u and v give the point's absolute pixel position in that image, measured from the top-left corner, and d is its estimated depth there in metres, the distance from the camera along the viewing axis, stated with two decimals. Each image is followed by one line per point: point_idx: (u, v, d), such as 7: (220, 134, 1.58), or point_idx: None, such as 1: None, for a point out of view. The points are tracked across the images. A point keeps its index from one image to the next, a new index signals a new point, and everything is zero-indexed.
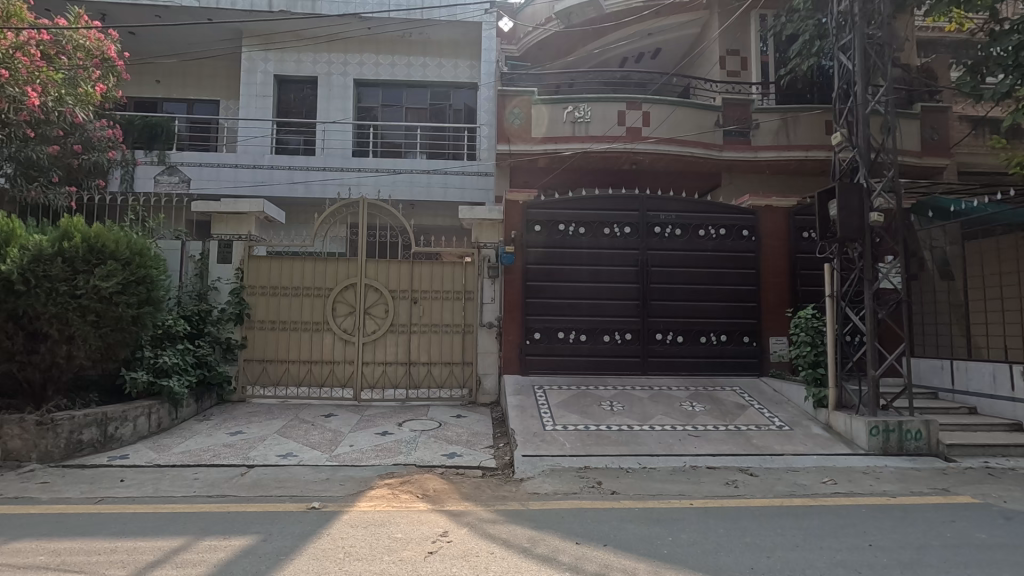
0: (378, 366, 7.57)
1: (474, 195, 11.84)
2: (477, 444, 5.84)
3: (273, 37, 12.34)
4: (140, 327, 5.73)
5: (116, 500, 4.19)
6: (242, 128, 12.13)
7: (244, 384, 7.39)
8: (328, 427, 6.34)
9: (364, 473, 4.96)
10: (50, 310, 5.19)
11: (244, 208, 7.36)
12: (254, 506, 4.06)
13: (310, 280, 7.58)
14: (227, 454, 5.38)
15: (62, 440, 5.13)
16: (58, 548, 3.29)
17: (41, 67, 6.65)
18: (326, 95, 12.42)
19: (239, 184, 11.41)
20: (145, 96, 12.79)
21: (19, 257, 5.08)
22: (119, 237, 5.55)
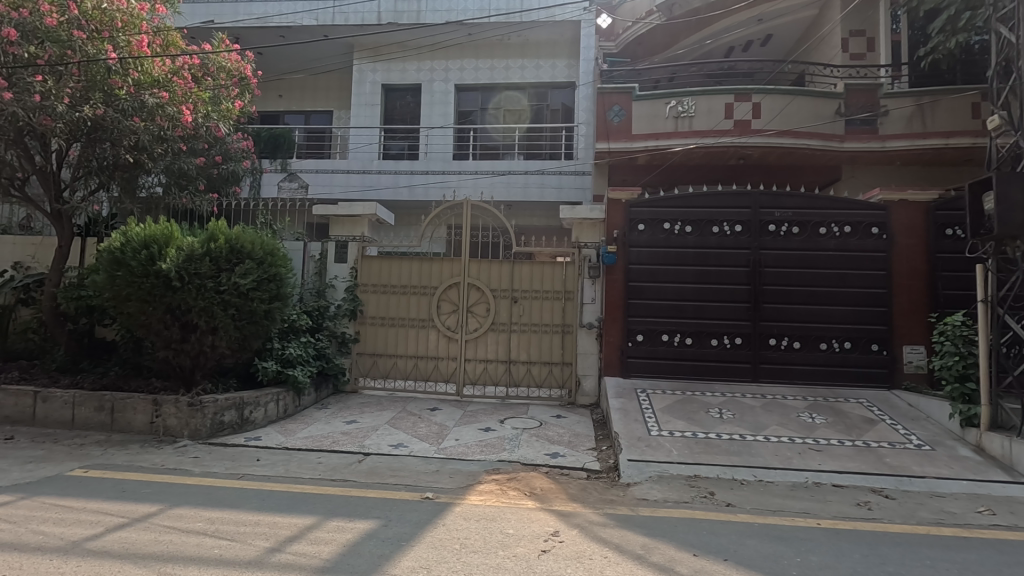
0: (480, 363, 7.76)
1: (571, 195, 11.79)
2: (580, 446, 5.80)
3: (381, 49, 13.07)
4: (271, 321, 6.31)
5: (254, 478, 4.61)
6: (354, 136, 12.89)
7: (356, 376, 7.88)
8: (434, 420, 6.59)
9: (470, 467, 5.08)
10: (199, 304, 5.79)
11: (358, 210, 7.80)
12: (373, 493, 4.29)
13: (416, 278, 7.93)
14: (344, 441, 5.75)
15: (208, 420, 5.74)
16: (211, 517, 3.68)
17: (191, 88, 7.59)
18: (428, 102, 12.96)
19: (350, 189, 12.23)
20: (270, 109, 14.03)
21: (176, 257, 5.73)
22: (254, 239, 6.18)
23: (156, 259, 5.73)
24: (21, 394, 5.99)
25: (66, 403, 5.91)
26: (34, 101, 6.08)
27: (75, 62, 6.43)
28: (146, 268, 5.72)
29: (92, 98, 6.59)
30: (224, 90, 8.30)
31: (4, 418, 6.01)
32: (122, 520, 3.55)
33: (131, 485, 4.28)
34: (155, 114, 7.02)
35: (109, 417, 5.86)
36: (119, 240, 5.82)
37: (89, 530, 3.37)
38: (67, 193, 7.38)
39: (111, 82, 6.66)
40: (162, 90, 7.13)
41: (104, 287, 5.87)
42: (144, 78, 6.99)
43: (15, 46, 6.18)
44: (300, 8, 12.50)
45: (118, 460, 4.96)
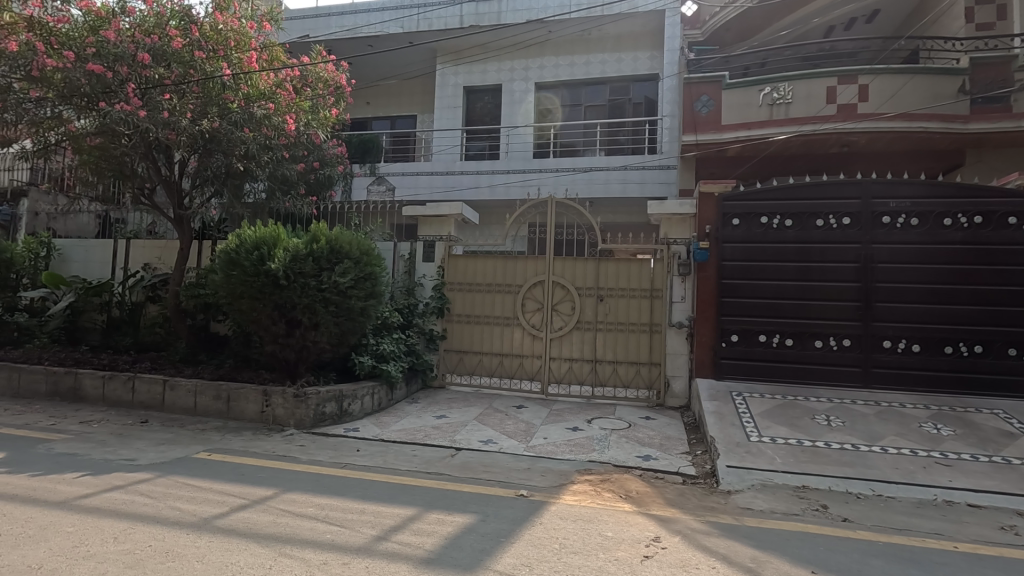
0: (565, 362, 7.71)
1: (655, 190, 11.47)
2: (672, 449, 5.60)
3: (463, 52, 13.32)
4: (366, 318, 6.62)
5: (356, 467, 4.83)
6: (437, 138, 13.24)
7: (444, 372, 8.09)
8: (521, 418, 6.62)
9: (561, 466, 5.04)
10: (304, 301, 6.15)
11: (445, 211, 7.97)
12: (468, 487, 4.36)
13: (501, 276, 7.99)
14: (436, 435, 5.90)
15: (311, 410, 6.08)
16: (320, 503, 3.88)
17: (293, 100, 8.13)
18: (508, 101, 13.08)
19: (434, 190, 12.56)
20: (359, 116, 14.74)
21: (283, 257, 6.11)
22: (351, 240, 6.53)
23: (265, 260, 6.14)
24: (152, 382, 6.63)
25: (189, 391, 6.49)
26: (163, 117, 6.73)
27: (195, 80, 7.05)
28: (257, 268, 6.13)
29: (210, 113, 7.18)
30: (322, 100, 8.82)
31: (138, 403, 6.68)
32: (243, 502, 3.83)
33: (248, 469, 4.61)
34: (263, 124, 7.52)
35: (225, 405, 6.36)
36: (234, 242, 6.28)
37: (216, 509, 3.66)
38: (187, 199, 8.09)
39: (225, 97, 7.23)
40: (267, 101, 7.64)
41: (221, 286, 6.36)
42: (252, 91, 7.53)
43: (147, 68, 6.84)
44: (386, 17, 12.98)
45: (235, 445, 5.36)
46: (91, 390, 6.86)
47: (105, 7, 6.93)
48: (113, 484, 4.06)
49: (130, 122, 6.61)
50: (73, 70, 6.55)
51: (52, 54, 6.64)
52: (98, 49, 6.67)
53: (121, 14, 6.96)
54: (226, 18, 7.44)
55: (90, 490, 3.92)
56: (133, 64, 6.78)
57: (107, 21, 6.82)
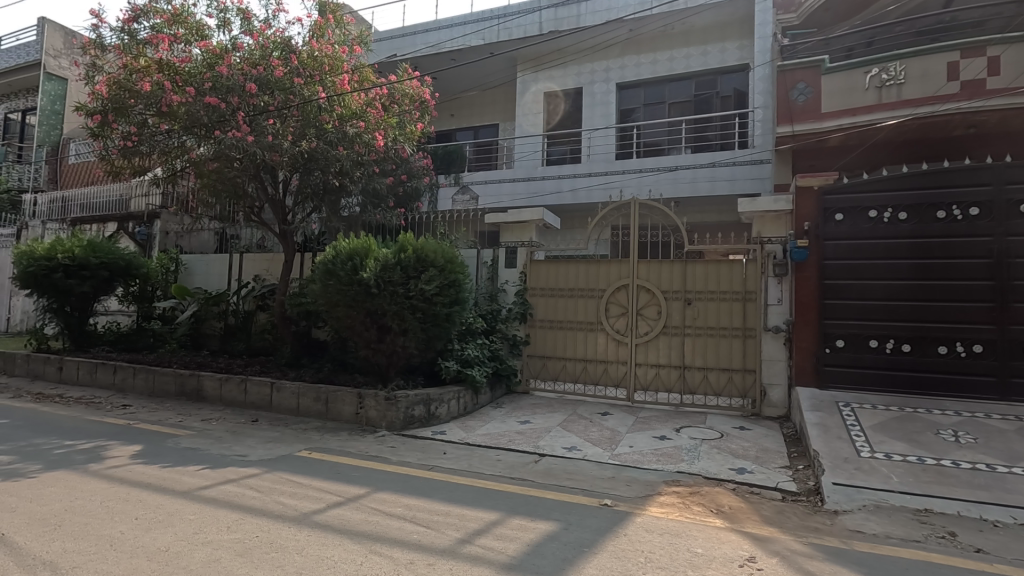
0: (651, 368, 7.46)
1: (747, 186, 10.88)
2: (770, 463, 5.23)
3: (543, 58, 13.33)
4: (451, 324, 6.82)
5: (442, 469, 4.97)
6: (519, 145, 13.38)
7: (527, 378, 8.09)
8: (605, 425, 6.49)
9: (647, 476, 4.88)
10: (393, 308, 6.44)
11: (526, 217, 7.99)
12: (551, 494, 4.33)
13: (584, 281, 7.89)
14: (520, 440, 5.93)
15: (401, 413, 6.35)
16: (408, 503, 4.02)
17: (382, 117, 8.65)
18: (589, 104, 12.98)
19: (516, 197, 12.66)
20: (444, 128, 15.27)
21: (374, 267, 6.45)
22: (436, 248, 6.75)
23: (358, 269, 6.50)
24: (261, 384, 7.22)
25: (293, 393, 7.00)
26: (268, 141, 7.34)
27: (295, 105, 7.70)
28: (351, 277, 6.50)
29: (308, 133, 7.83)
30: (408, 115, 9.22)
31: (250, 403, 7.30)
32: (339, 499, 4.06)
33: (343, 468, 4.88)
34: (354, 142, 8.19)
35: (324, 406, 6.79)
36: (331, 253, 6.70)
37: (314, 505, 3.90)
38: (290, 215, 8.78)
39: (321, 119, 7.89)
40: (359, 120, 8.25)
41: (319, 295, 6.79)
42: (345, 112, 8.10)
43: (254, 97, 7.56)
44: (468, 30, 13.32)
45: (332, 445, 5.70)
46: (211, 391, 7.59)
47: (219, 44, 7.67)
48: (228, 477, 4.47)
49: (240, 147, 7.30)
50: (193, 104, 7.31)
51: (177, 91, 7.41)
52: (214, 83, 7.41)
53: (232, 49, 7.71)
54: (320, 45, 8.03)
55: (208, 482, 4.33)
56: (243, 94, 7.49)
57: (221, 56, 7.57)
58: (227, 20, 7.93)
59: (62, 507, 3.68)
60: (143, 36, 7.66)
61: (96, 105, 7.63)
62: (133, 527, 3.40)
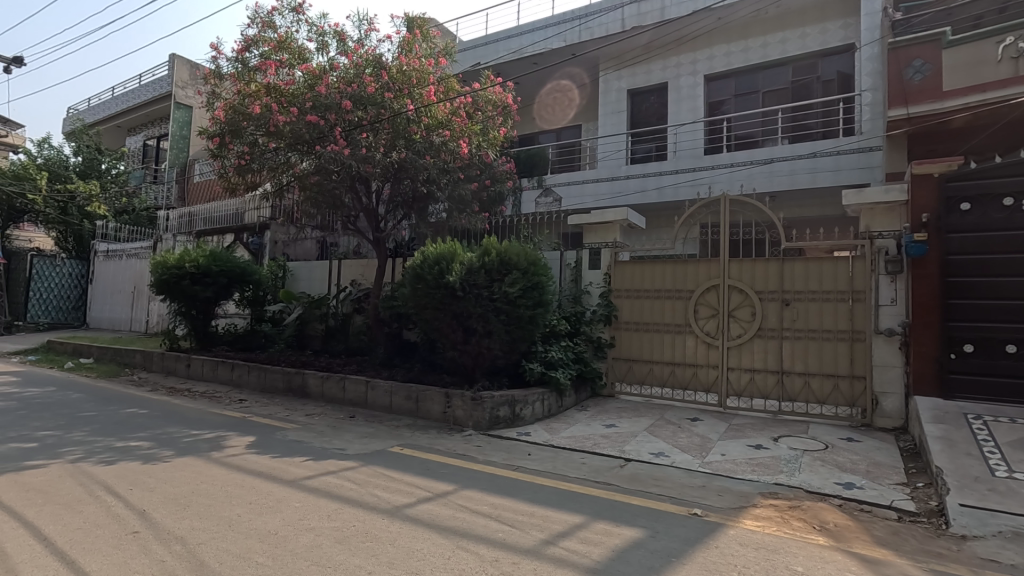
0: (745, 373, 7.08)
1: (852, 177, 10.02)
2: (883, 478, 4.78)
3: (626, 55, 13.08)
4: (535, 326, 6.89)
5: (526, 470, 5.01)
6: (602, 144, 13.22)
7: (613, 381, 7.94)
8: (695, 431, 6.24)
9: (741, 487, 4.63)
10: (478, 310, 6.59)
11: (609, 217, 7.90)
12: (637, 500, 4.23)
13: (671, 282, 7.65)
14: (605, 444, 5.85)
15: (487, 413, 6.47)
16: (493, 502, 4.10)
17: (467, 124, 8.98)
18: (676, 99, 12.52)
19: (600, 197, 12.52)
20: (527, 132, 15.39)
21: (459, 270, 6.63)
22: (520, 252, 6.87)
23: (444, 273, 6.72)
24: (358, 382, 7.67)
25: (386, 392, 7.37)
26: (362, 153, 7.89)
27: (387, 119, 8.14)
28: (438, 281, 6.73)
29: (398, 144, 8.23)
30: (491, 121, 9.59)
31: (347, 400, 7.77)
32: (428, 494, 4.22)
33: (433, 465, 5.07)
34: (441, 150, 8.58)
35: (415, 405, 7.08)
36: (419, 258, 6.98)
37: (405, 499, 4.09)
38: (383, 223, 9.26)
39: (410, 130, 8.29)
40: (445, 129, 8.63)
41: (409, 298, 7.07)
42: (433, 121, 8.47)
43: (349, 113, 8.05)
44: (550, 33, 13.34)
45: (422, 442, 5.94)
46: (314, 388, 8.17)
47: (319, 65, 8.33)
48: (329, 469, 4.79)
49: (339, 160, 7.83)
50: (296, 122, 7.92)
51: (283, 111, 8.04)
52: (314, 102, 7.99)
53: (330, 69, 8.31)
54: (409, 59, 8.46)
55: (311, 473, 4.67)
56: (339, 111, 8.02)
57: (319, 77, 8.17)
58: (325, 42, 8.53)
59: (190, 489, 4.12)
60: (253, 64, 8.41)
61: (216, 129, 8.48)
62: (248, 510, 3.74)
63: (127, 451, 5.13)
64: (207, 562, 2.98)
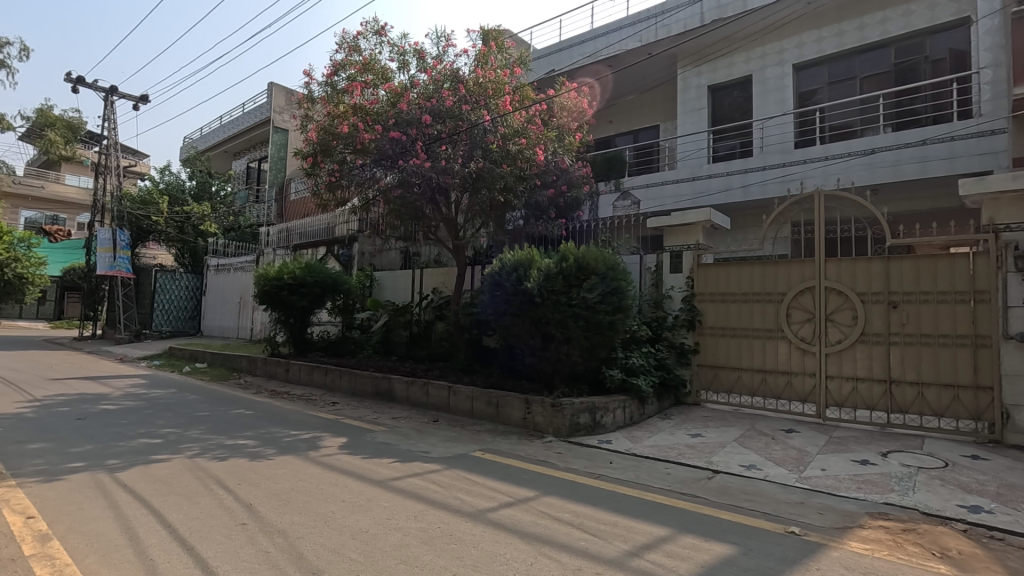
0: (846, 381, 6.55)
1: (971, 164, 9.03)
2: (1017, 502, 4.23)
3: (705, 50, 12.60)
4: (615, 332, 6.77)
5: (608, 479, 4.91)
6: (682, 144, 12.80)
7: (698, 389, 7.63)
8: (791, 443, 5.85)
9: (845, 505, 4.28)
10: (556, 317, 6.58)
11: (691, 219, 7.60)
12: (727, 515, 4.02)
13: (759, 284, 7.25)
14: (691, 454, 5.62)
15: (567, 420, 6.41)
16: (575, 510, 4.05)
17: (542, 131, 9.05)
18: (761, 91, 11.89)
19: (680, 198, 12.11)
20: (603, 135, 15.25)
21: (537, 276, 6.67)
22: (598, 257, 6.80)
23: (522, 279, 6.77)
24: (441, 387, 7.90)
25: (468, 397, 7.52)
26: (442, 165, 8.14)
27: (464, 130, 8.36)
28: (516, 287, 6.78)
29: (476, 155, 8.43)
30: (566, 126, 9.64)
31: (431, 404, 8.01)
32: (510, 500, 4.25)
33: (514, 470, 5.10)
34: (517, 158, 8.69)
35: (496, 410, 7.16)
36: (497, 266, 7.07)
37: (488, 503, 4.14)
38: (462, 232, 9.51)
39: (487, 140, 8.47)
40: (521, 137, 8.74)
41: (487, 305, 7.18)
42: (509, 130, 8.62)
43: (429, 127, 8.36)
44: (625, 35, 13.14)
45: (503, 447, 6.00)
46: (399, 392, 8.51)
47: (401, 83, 8.73)
48: (415, 471, 4.95)
49: (421, 173, 8.11)
50: (381, 139, 8.32)
51: (368, 130, 8.49)
52: (396, 119, 8.35)
53: (411, 87, 8.68)
54: (484, 72, 8.67)
55: (398, 474, 4.86)
56: (419, 125, 8.34)
57: (401, 95, 8.56)
58: (406, 61, 8.92)
59: (290, 486, 4.42)
60: (341, 86, 8.95)
61: (309, 150, 9.08)
62: (342, 508, 3.95)
63: (236, 449, 5.59)
64: (306, 555, 3.17)
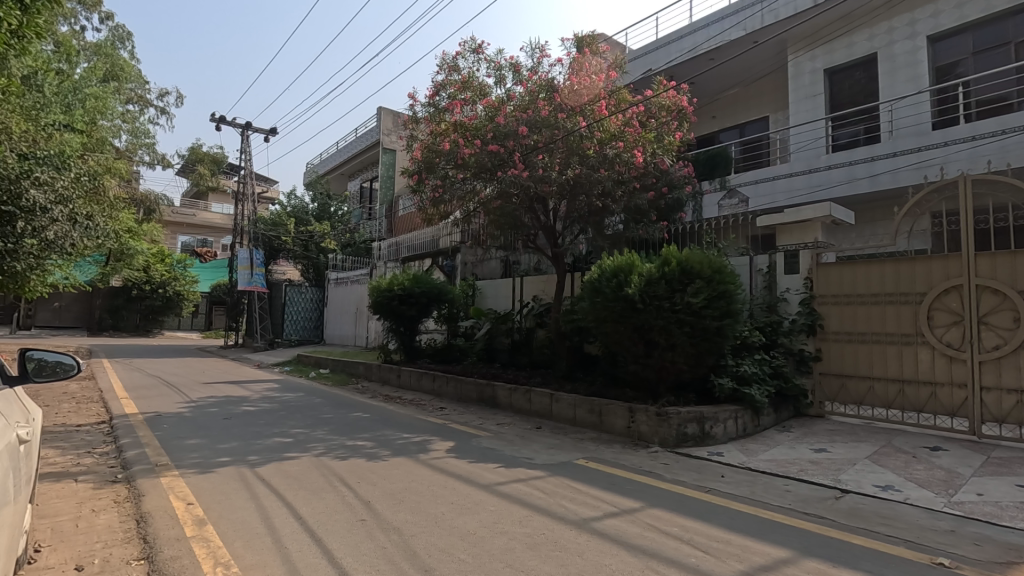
0: (1008, 394, 5.70)
1: None
2: None
3: (820, 32, 11.65)
4: (724, 338, 6.43)
5: (720, 493, 4.65)
6: (795, 134, 11.89)
7: (821, 400, 7.01)
8: (937, 463, 5.18)
9: (1009, 537, 3.71)
10: (659, 322, 6.38)
11: (808, 215, 7.05)
12: (859, 540, 3.64)
13: (892, 284, 6.54)
14: (815, 471, 5.17)
15: (673, 430, 6.18)
16: (684, 524, 3.89)
17: (640, 133, 8.86)
18: (888, 70, 10.74)
19: (794, 193, 11.28)
20: (705, 132, 14.63)
21: (638, 282, 6.51)
22: (702, 259, 6.50)
23: (623, 285, 6.63)
24: (543, 394, 7.96)
25: (570, 404, 7.51)
26: (539, 174, 8.26)
27: (561, 138, 8.42)
28: (616, 294, 6.65)
29: (572, 162, 8.43)
30: (666, 126, 9.37)
31: (534, 411, 8.08)
32: (615, 510, 4.18)
33: (619, 480, 5.01)
34: (615, 162, 8.57)
35: (598, 418, 7.08)
36: (597, 272, 7.02)
37: (593, 513, 4.10)
38: (561, 239, 9.51)
39: (584, 146, 8.42)
40: (618, 141, 8.62)
41: (587, 312, 7.11)
42: (605, 135, 8.54)
43: (526, 137, 8.51)
44: (727, 25, 12.50)
45: (607, 456, 5.90)
46: (503, 398, 8.70)
47: (497, 98, 9.01)
48: (519, 477, 5.03)
49: (520, 183, 8.27)
50: (480, 153, 8.60)
51: (467, 144, 8.81)
52: (494, 132, 8.59)
53: (507, 100, 8.92)
54: (579, 78, 8.70)
55: (503, 479, 4.97)
56: (517, 137, 8.51)
57: (498, 108, 8.81)
58: (502, 75, 9.17)
59: (404, 487, 4.68)
60: (442, 105, 9.38)
61: (414, 168, 9.56)
62: (451, 510, 4.12)
63: (355, 449, 6.02)
64: (419, 553, 3.34)
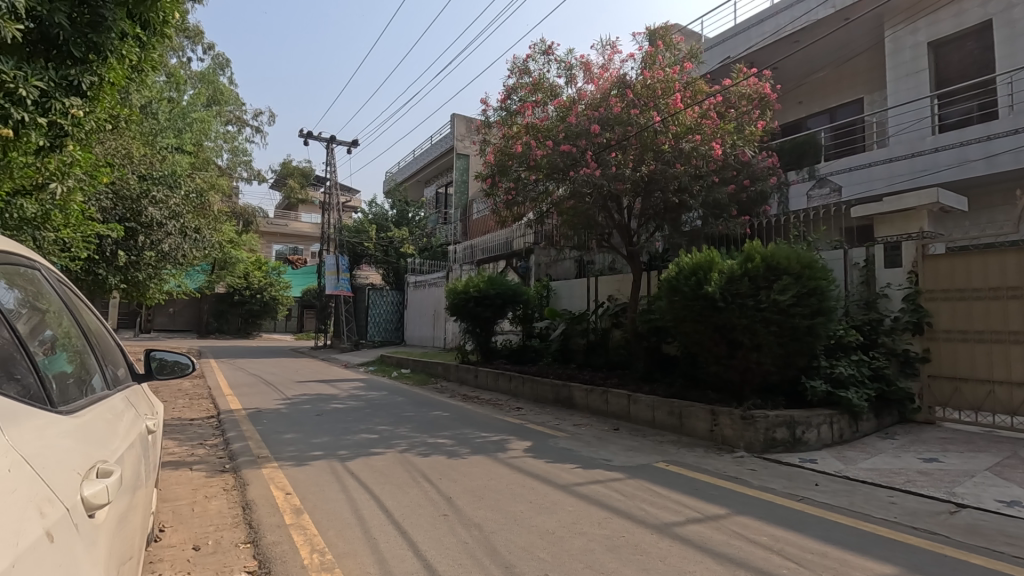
0: None
1: None
2: None
3: (921, 2, 10.65)
4: (815, 337, 6.06)
5: (813, 503, 4.38)
6: (894, 116, 10.90)
7: (930, 405, 6.40)
8: None
9: None
10: (743, 322, 6.08)
11: (911, 203, 6.64)
12: (979, 560, 3.30)
13: (1016, 276, 5.88)
14: (924, 482, 4.73)
15: (761, 434, 5.88)
16: (774, 534, 3.70)
17: (718, 125, 8.54)
18: (1006, 38, 9.65)
19: (894, 180, 10.45)
20: (790, 119, 13.79)
21: (719, 280, 6.24)
22: (789, 255, 6.14)
23: (702, 284, 6.37)
24: (620, 395, 7.84)
25: (648, 406, 7.34)
26: (613, 171, 8.16)
27: (634, 135, 8.28)
28: (696, 292, 6.41)
29: (647, 158, 8.31)
30: (746, 116, 8.97)
31: (611, 413, 7.97)
32: (698, 515, 4.04)
33: (702, 485, 4.83)
34: (692, 156, 8.27)
35: (679, 421, 6.86)
36: (674, 271, 6.78)
37: (675, 517, 3.99)
38: (636, 237, 9.30)
39: (658, 142, 8.25)
40: (694, 134, 8.35)
41: (665, 311, 6.88)
42: (681, 129, 8.31)
43: (598, 135, 8.43)
44: (813, 4, 11.74)
45: (689, 460, 5.72)
46: (579, 399, 8.65)
47: (569, 97, 8.99)
48: (597, 479, 4.99)
49: (593, 182, 8.17)
50: (552, 154, 8.60)
51: (540, 146, 8.85)
52: (566, 132, 8.55)
53: (578, 99, 8.88)
54: (652, 72, 8.51)
55: (581, 480, 4.95)
56: (589, 136, 8.43)
57: (569, 108, 8.80)
58: (573, 75, 9.14)
59: (483, 484, 4.78)
60: (514, 108, 9.48)
61: (487, 172, 9.63)
62: (529, 508, 4.16)
63: (437, 447, 6.22)
64: (499, 549, 3.40)
